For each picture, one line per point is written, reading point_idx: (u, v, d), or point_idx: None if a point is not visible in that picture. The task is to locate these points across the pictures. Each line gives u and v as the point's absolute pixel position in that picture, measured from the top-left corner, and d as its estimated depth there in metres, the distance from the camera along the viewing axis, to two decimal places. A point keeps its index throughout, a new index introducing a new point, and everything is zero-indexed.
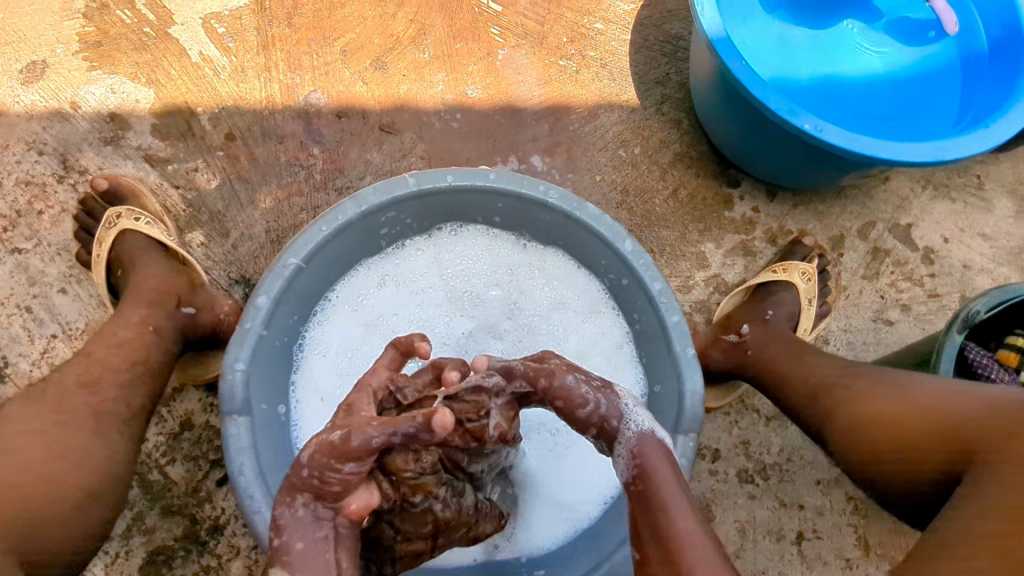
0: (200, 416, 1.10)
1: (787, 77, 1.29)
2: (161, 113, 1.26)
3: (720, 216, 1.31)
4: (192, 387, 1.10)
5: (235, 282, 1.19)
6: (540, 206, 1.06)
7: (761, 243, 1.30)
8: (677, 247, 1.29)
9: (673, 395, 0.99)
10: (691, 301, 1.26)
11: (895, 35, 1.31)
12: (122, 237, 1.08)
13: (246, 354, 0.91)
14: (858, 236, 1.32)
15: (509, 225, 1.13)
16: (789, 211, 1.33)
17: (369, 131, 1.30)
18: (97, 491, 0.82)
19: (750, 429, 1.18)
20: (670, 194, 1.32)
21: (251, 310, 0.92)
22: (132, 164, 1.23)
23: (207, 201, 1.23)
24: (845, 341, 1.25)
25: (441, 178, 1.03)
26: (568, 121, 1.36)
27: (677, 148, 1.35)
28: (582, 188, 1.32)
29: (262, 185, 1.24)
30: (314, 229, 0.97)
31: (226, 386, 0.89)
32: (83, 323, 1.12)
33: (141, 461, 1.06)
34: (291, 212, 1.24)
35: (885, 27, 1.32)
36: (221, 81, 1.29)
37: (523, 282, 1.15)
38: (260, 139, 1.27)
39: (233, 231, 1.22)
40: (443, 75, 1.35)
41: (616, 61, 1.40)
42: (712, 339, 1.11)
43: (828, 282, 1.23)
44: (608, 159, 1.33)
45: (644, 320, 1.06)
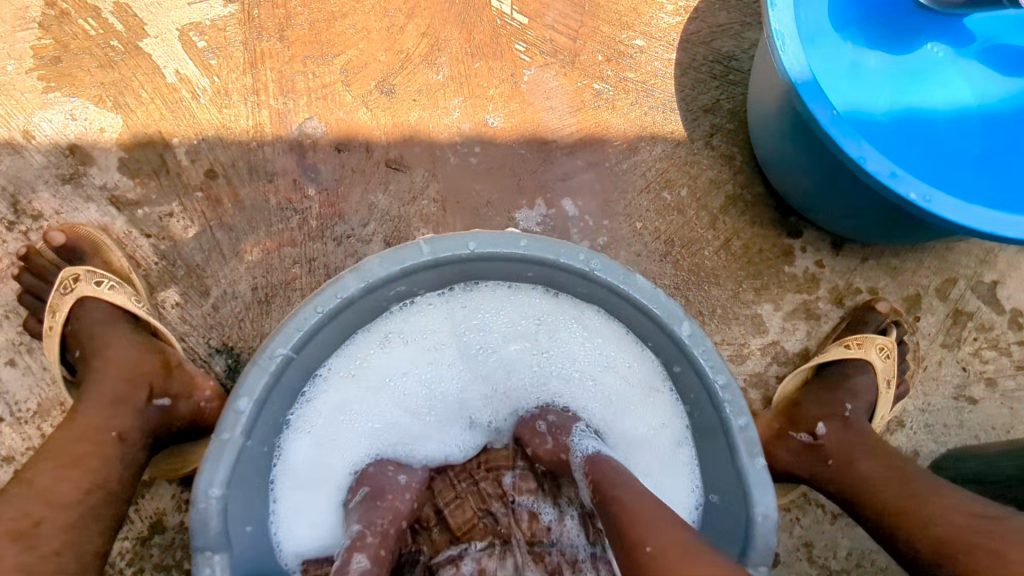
0: (173, 516, 0.96)
1: (862, 110, 1.08)
2: (130, 145, 1.08)
3: (779, 271, 1.13)
4: (164, 482, 0.96)
5: (217, 351, 1.03)
6: (579, 276, 0.88)
7: (826, 304, 1.13)
8: (729, 309, 1.11)
9: (738, 513, 0.83)
10: (745, 374, 1.09)
11: (996, 61, 1.10)
12: (80, 304, 0.93)
13: (224, 475, 0.75)
14: (937, 295, 1.14)
15: (542, 287, 0.94)
16: (858, 266, 1.15)
17: (374, 167, 1.12)
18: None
19: (812, 529, 1.02)
20: (721, 244, 1.14)
21: (230, 417, 0.76)
22: (95, 208, 1.05)
23: (184, 252, 1.05)
24: (922, 423, 1.08)
25: (460, 246, 0.85)
26: (604, 156, 1.17)
27: (729, 190, 1.17)
28: (620, 236, 1.13)
29: (248, 233, 1.07)
30: (306, 311, 0.80)
31: (198, 518, 0.73)
32: (35, 403, 0.96)
33: (103, 570, 0.93)
34: (282, 266, 1.06)
35: (983, 51, 1.10)
36: (201, 107, 1.10)
37: (555, 347, 0.97)
38: (246, 177, 1.09)
39: (215, 288, 1.04)
40: (460, 100, 1.16)
41: (659, 84, 1.21)
42: (777, 434, 0.98)
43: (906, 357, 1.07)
44: (651, 202, 1.15)
45: (700, 411, 0.89)
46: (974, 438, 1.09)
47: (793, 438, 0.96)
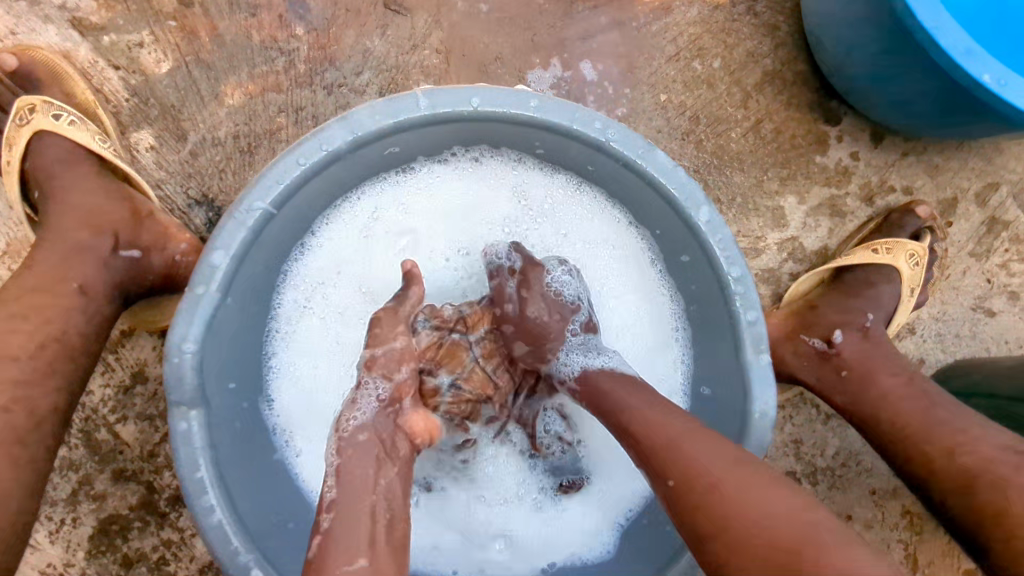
0: (155, 367, 0.91)
1: None
2: None
3: (809, 160, 1.04)
4: (144, 333, 0.91)
5: (196, 204, 0.95)
6: (592, 148, 0.80)
7: (854, 201, 1.04)
8: (750, 198, 1.03)
9: (735, 406, 0.80)
10: (758, 269, 1.03)
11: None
12: (38, 139, 0.84)
13: (198, 330, 0.70)
14: (975, 201, 1.06)
15: (556, 163, 0.86)
16: (897, 161, 1.05)
17: (370, 7, 0.98)
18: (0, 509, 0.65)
19: (804, 427, 1.00)
20: (751, 126, 1.03)
21: (205, 269, 0.70)
22: (54, 31, 0.93)
23: (157, 90, 0.94)
24: (933, 332, 1.04)
25: (462, 101, 0.75)
26: (633, 14, 1.03)
27: (769, 65, 1.04)
28: (641, 109, 1.02)
29: (228, 74, 0.95)
30: (290, 162, 0.72)
31: (173, 370, 0.69)
32: (3, 242, 0.90)
33: (86, 418, 0.89)
34: (266, 113, 0.96)
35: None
36: None
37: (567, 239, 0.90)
38: (225, 7, 0.96)
39: (192, 133, 0.95)
40: None
41: None
42: (787, 337, 0.94)
43: (929, 263, 1.01)
44: (678, 72, 1.03)
45: (703, 305, 0.84)
46: (985, 351, 1.05)
47: (804, 342, 0.92)
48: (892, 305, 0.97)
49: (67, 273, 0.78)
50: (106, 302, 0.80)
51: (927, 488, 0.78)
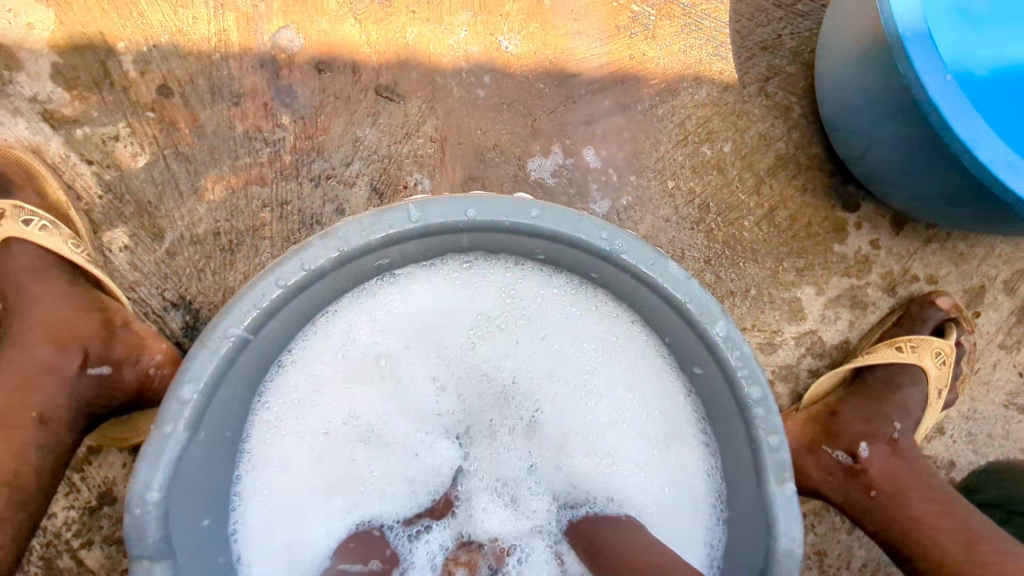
0: (123, 486, 0.84)
1: (964, 63, 0.86)
2: (65, 48, 0.89)
3: (827, 249, 0.97)
4: (114, 449, 0.84)
5: (172, 306, 0.88)
6: (599, 256, 0.73)
7: (876, 291, 0.98)
8: (764, 290, 0.96)
9: (757, 538, 0.73)
10: (775, 365, 0.96)
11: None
12: (6, 246, 0.80)
13: (164, 476, 0.63)
14: (1004, 289, 0.99)
15: (558, 266, 0.80)
16: (919, 249, 0.99)
17: (361, 93, 0.93)
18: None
19: (828, 537, 0.93)
20: (765, 213, 0.97)
21: (173, 406, 0.63)
22: (24, 124, 0.87)
23: (132, 185, 0.89)
24: (966, 431, 0.96)
25: (458, 211, 0.69)
26: (637, 97, 0.98)
27: (781, 149, 0.99)
28: (647, 197, 0.97)
29: (209, 166, 0.90)
30: (268, 283, 0.66)
31: (134, 521, 0.62)
32: None
33: (47, 543, 0.82)
34: (249, 208, 0.90)
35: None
36: (151, 4, 0.90)
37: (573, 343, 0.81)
38: (207, 96, 0.90)
39: (169, 231, 0.89)
40: (469, 16, 0.95)
41: (712, 11, 1.00)
42: (808, 448, 0.86)
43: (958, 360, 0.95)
44: (687, 157, 0.98)
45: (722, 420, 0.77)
46: (1020, 451, 0.97)
47: (827, 454, 0.85)
48: (920, 409, 0.90)
49: (27, 400, 0.71)
50: (67, 430, 0.73)
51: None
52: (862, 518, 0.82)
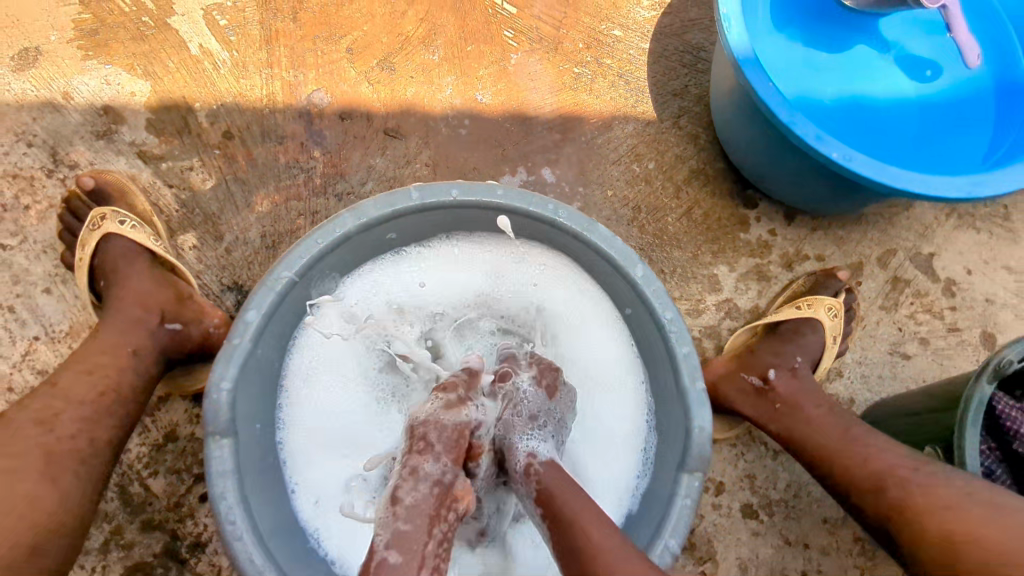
0: (185, 427, 1.06)
1: (811, 96, 1.19)
2: (157, 107, 1.21)
3: (735, 237, 1.26)
4: (178, 398, 1.07)
5: (227, 289, 1.15)
6: (548, 224, 1.01)
7: (777, 267, 1.25)
8: (688, 269, 1.24)
9: (681, 427, 0.95)
10: (700, 326, 1.21)
11: (909, 66, 1.21)
12: (106, 240, 1.05)
13: (233, 373, 0.86)
14: (878, 264, 1.27)
15: (525, 240, 1.07)
16: (807, 236, 1.27)
17: (373, 134, 1.25)
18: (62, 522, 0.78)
19: (756, 463, 1.14)
20: (684, 212, 1.27)
21: (240, 324, 0.88)
22: (124, 160, 1.18)
23: (201, 202, 1.18)
24: (859, 374, 1.20)
25: (445, 192, 0.97)
26: (581, 132, 1.30)
27: (693, 165, 1.29)
28: (593, 203, 1.26)
29: (259, 188, 1.20)
30: (310, 241, 0.93)
31: (211, 405, 0.84)
32: (66, 325, 1.09)
33: (122, 472, 1.03)
34: (289, 217, 1.19)
35: (909, 45, 1.21)
36: (220, 76, 1.24)
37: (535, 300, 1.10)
38: (259, 138, 1.22)
39: (227, 234, 1.17)
40: (453, 78, 1.29)
41: (633, 70, 1.34)
42: (728, 375, 1.08)
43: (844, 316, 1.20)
44: (621, 173, 1.28)
45: (647, 346, 1.02)
46: (906, 389, 1.21)
47: (743, 379, 1.06)
48: (818, 351, 1.12)
49: (123, 339, 0.95)
50: (153, 364, 0.97)
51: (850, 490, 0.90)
52: (768, 424, 1.03)
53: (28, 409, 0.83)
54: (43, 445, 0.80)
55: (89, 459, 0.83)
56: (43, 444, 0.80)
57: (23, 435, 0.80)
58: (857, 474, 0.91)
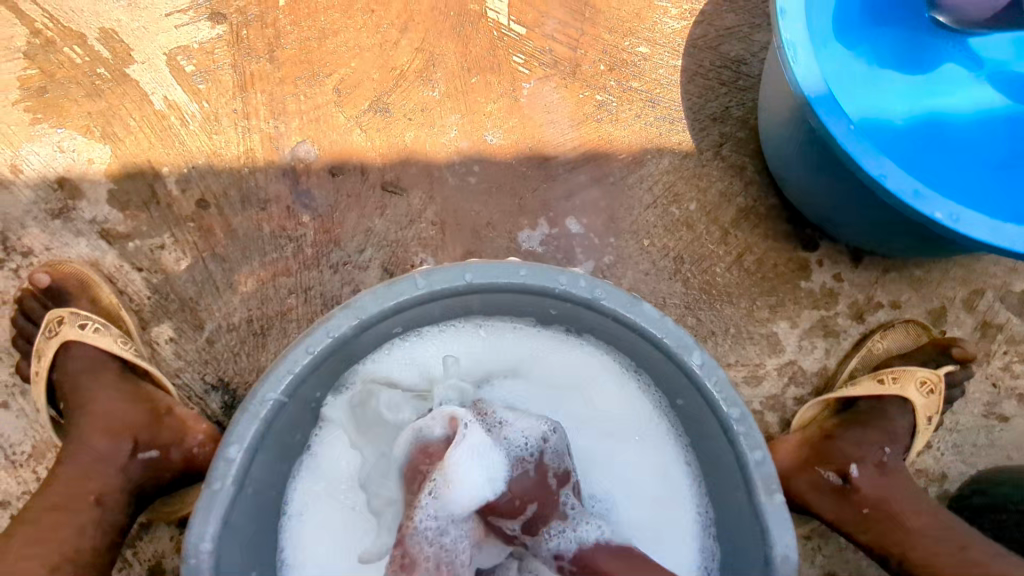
0: (172, 559, 0.92)
1: (878, 118, 1.01)
2: (119, 176, 1.05)
3: (795, 286, 1.08)
4: (163, 524, 0.92)
5: (212, 388, 1.00)
6: (582, 304, 0.84)
7: (845, 319, 1.07)
8: (743, 328, 1.06)
9: (756, 551, 0.79)
10: (761, 397, 1.04)
11: (998, 81, 1.02)
12: (65, 349, 0.90)
13: (214, 528, 0.72)
14: (964, 308, 1.08)
15: (567, 319, 0.90)
16: (879, 279, 1.09)
17: (369, 190, 1.08)
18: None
19: (837, 558, 0.98)
20: (733, 260, 1.09)
21: (221, 466, 0.73)
22: (84, 242, 1.02)
23: (176, 285, 1.02)
24: (950, 443, 1.03)
25: (457, 277, 0.81)
26: (609, 170, 1.12)
27: (741, 202, 1.11)
28: (627, 255, 1.09)
29: (242, 264, 1.03)
30: (298, 352, 0.77)
31: (191, 573, 0.70)
32: (29, 446, 0.94)
33: None
34: (278, 296, 1.03)
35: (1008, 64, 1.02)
36: (190, 134, 1.07)
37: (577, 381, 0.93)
38: (239, 205, 1.06)
39: (208, 322, 1.01)
40: (458, 117, 1.12)
41: (665, 93, 1.16)
42: (801, 467, 0.90)
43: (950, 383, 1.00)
44: (658, 217, 1.10)
45: (707, 442, 0.86)
46: (1005, 457, 1.04)
47: (819, 474, 0.88)
48: (908, 436, 0.93)
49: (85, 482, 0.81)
50: (125, 504, 0.82)
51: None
52: (856, 533, 0.85)
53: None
54: None
55: None
56: None
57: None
58: None
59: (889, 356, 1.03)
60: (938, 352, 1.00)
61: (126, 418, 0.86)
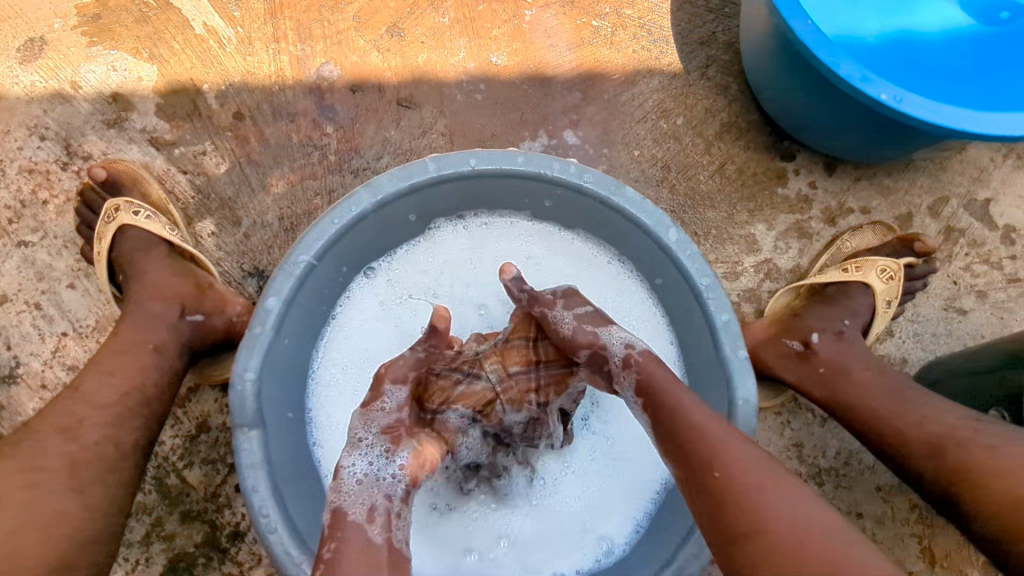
0: (217, 417, 1.07)
1: (850, 36, 1.10)
2: (166, 92, 1.18)
3: (772, 192, 1.18)
4: (207, 387, 1.07)
5: (249, 275, 1.13)
6: (573, 190, 0.95)
7: (818, 223, 1.18)
8: (723, 230, 1.17)
9: (722, 402, 0.90)
10: (739, 290, 1.16)
11: (962, 3, 1.11)
12: (122, 232, 1.04)
13: (256, 362, 0.85)
14: (929, 213, 1.18)
15: (561, 210, 1.02)
16: (851, 186, 1.19)
17: (386, 105, 1.20)
18: (89, 529, 0.79)
19: (804, 430, 1.10)
20: (716, 169, 1.19)
21: (261, 313, 0.86)
22: (137, 149, 1.16)
23: (216, 187, 1.15)
24: (911, 333, 1.13)
25: (462, 162, 0.92)
26: (603, 89, 1.23)
27: (725, 117, 1.22)
28: (619, 164, 1.20)
29: (274, 169, 1.16)
30: (326, 222, 0.89)
31: (236, 398, 0.83)
32: (94, 320, 1.09)
33: (159, 465, 1.04)
34: (305, 198, 1.16)
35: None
36: (227, 55, 1.20)
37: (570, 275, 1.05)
38: (270, 118, 1.18)
39: (245, 219, 1.14)
40: (465, 41, 1.23)
41: (656, 19, 1.26)
42: (770, 339, 1.03)
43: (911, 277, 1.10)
44: (648, 131, 1.21)
45: (684, 316, 0.97)
46: (963, 346, 1.14)
47: (784, 343, 1.01)
48: (867, 315, 1.06)
49: (144, 336, 0.95)
50: (177, 358, 0.96)
51: (901, 460, 0.86)
52: (813, 390, 0.97)
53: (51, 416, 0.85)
54: (67, 454, 0.81)
55: (115, 464, 0.84)
56: (70, 450, 0.81)
57: (50, 443, 0.81)
58: (910, 439, 0.85)
59: (856, 253, 1.13)
60: (903, 247, 1.10)
61: (176, 290, 1.00)
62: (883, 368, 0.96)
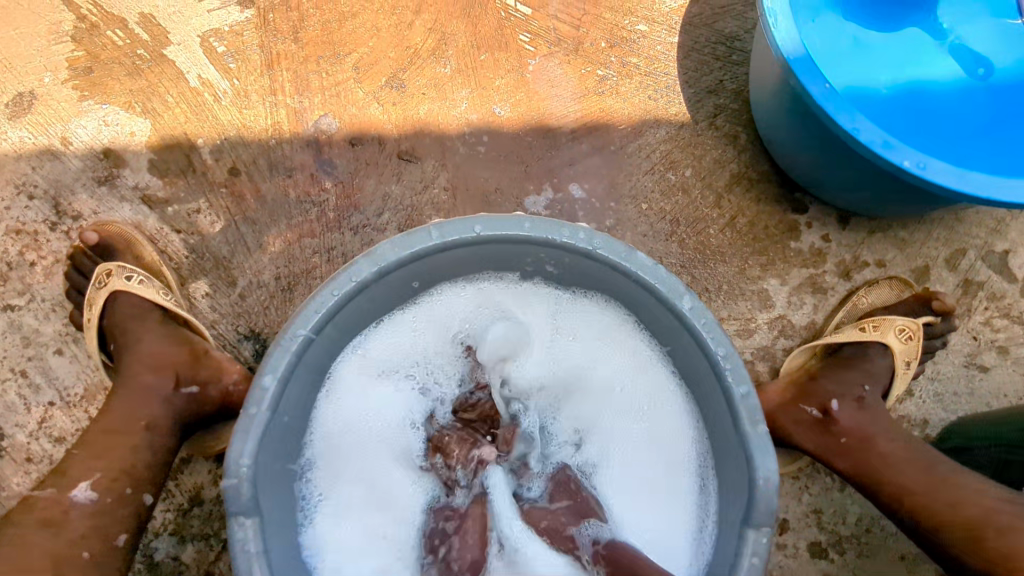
0: (209, 490, 1.02)
1: (863, 87, 1.07)
2: (159, 147, 1.15)
3: (784, 246, 1.15)
4: (200, 458, 1.02)
5: (244, 337, 1.09)
6: (582, 255, 0.91)
7: (832, 277, 1.14)
8: (735, 285, 1.14)
9: (742, 478, 0.86)
10: (752, 348, 1.12)
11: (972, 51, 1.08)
12: (113, 298, 1.00)
13: (252, 446, 0.80)
14: (946, 266, 1.15)
15: (569, 272, 0.98)
16: (866, 239, 1.16)
17: (386, 159, 1.17)
18: None
19: (823, 496, 1.05)
20: (726, 222, 1.16)
21: (256, 394, 0.81)
22: (128, 207, 1.12)
23: (211, 246, 1.11)
24: (931, 392, 1.10)
25: (467, 229, 0.88)
26: (609, 139, 1.20)
27: (734, 169, 1.18)
28: (627, 218, 1.16)
29: (270, 227, 1.13)
30: (323, 295, 0.84)
31: (230, 487, 0.78)
32: (82, 388, 1.04)
33: (148, 542, 0.99)
34: (304, 256, 1.12)
35: (973, 31, 1.09)
36: (222, 108, 1.17)
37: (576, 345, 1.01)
38: (267, 173, 1.15)
39: (241, 278, 1.11)
40: (467, 92, 1.20)
41: (662, 67, 1.23)
42: (787, 404, 0.98)
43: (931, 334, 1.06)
44: (655, 183, 1.18)
45: (702, 383, 0.92)
46: (985, 405, 1.10)
47: (803, 410, 0.97)
48: (887, 377, 1.01)
49: (134, 413, 0.90)
50: (168, 437, 0.91)
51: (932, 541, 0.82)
52: (834, 461, 0.93)
53: (35, 507, 0.80)
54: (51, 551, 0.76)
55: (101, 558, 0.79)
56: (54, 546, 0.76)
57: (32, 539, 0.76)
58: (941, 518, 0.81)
59: (872, 310, 1.10)
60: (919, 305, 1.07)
61: (168, 361, 0.95)
62: (908, 439, 0.92)
